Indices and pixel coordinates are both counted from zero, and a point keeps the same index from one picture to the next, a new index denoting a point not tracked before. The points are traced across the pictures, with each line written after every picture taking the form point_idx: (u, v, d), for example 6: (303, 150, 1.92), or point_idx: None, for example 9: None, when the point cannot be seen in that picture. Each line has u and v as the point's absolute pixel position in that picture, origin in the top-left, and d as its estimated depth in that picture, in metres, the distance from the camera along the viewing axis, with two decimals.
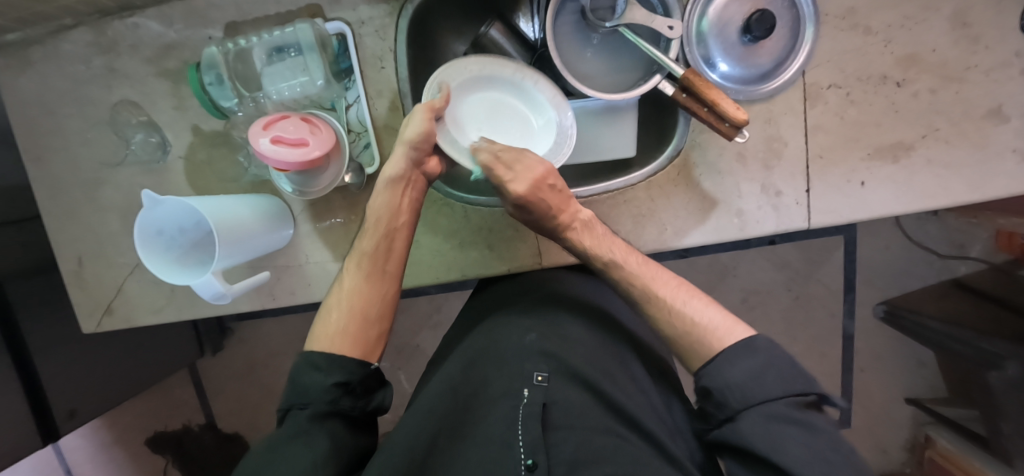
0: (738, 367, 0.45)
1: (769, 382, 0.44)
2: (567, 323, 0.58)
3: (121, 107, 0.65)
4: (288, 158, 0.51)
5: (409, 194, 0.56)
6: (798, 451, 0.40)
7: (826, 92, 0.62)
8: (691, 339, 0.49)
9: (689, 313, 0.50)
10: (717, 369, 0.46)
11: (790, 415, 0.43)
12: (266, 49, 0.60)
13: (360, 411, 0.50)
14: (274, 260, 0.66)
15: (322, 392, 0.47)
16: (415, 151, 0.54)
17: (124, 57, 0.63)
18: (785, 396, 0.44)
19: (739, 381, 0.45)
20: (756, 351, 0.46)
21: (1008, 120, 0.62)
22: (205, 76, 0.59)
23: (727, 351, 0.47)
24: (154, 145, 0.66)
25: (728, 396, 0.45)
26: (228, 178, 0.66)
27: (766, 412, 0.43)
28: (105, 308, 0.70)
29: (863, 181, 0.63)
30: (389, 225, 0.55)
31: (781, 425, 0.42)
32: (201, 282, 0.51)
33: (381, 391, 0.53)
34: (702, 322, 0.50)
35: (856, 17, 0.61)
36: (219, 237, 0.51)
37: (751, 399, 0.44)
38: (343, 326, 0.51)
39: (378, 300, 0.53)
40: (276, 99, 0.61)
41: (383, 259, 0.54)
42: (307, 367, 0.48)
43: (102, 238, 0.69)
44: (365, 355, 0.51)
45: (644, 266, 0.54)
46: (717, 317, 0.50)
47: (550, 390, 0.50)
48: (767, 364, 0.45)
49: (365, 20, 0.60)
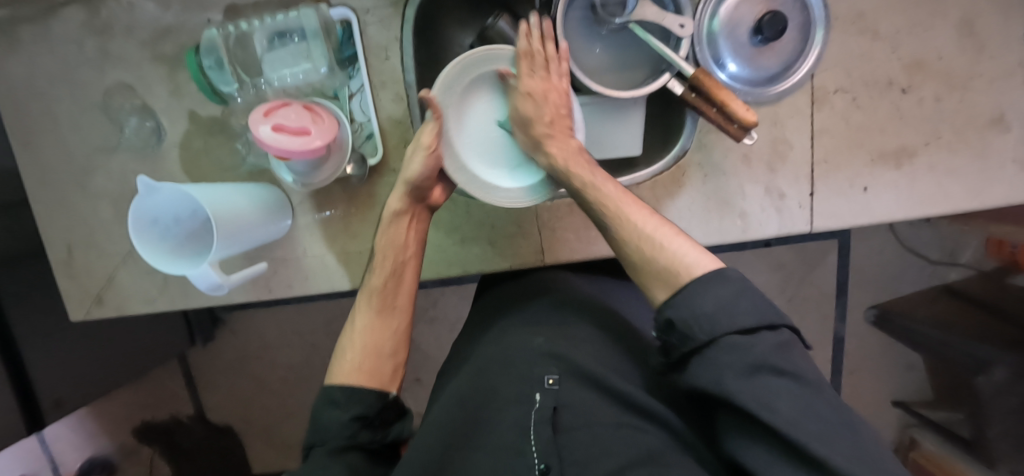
0: (710, 295, 0.40)
1: (740, 313, 0.39)
2: (575, 324, 0.58)
3: (116, 90, 0.63)
4: (289, 146, 0.49)
5: (415, 229, 0.57)
6: (785, 407, 0.36)
7: (833, 97, 0.62)
8: (657, 261, 0.44)
9: (657, 236, 0.45)
10: (686, 298, 0.41)
11: (769, 350, 0.38)
12: (268, 33, 0.58)
13: (379, 444, 0.50)
14: (272, 251, 0.65)
15: (341, 428, 0.48)
16: (415, 188, 0.54)
17: (119, 39, 0.61)
18: (753, 323, 0.39)
19: (710, 309, 0.39)
20: (727, 280, 0.41)
21: (1010, 129, 0.62)
22: (205, 59, 0.58)
23: (695, 279, 0.41)
24: (149, 130, 0.64)
25: (697, 330, 0.40)
26: (226, 167, 0.64)
27: (746, 357, 0.38)
28: (96, 296, 0.68)
29: (865, 186, 0.63)
30: (396, 261, 0.55)
31: (763, 371, 0.37)
32: (197, 272, 0.49)
33: (399, 422, 0.53)
34: (671, 248, 0.44)
35: (865, 22, 0.61)
36: (216, 227, 0.49)
37: (723, 330, 0.39)
38: (358, 362, 0.52)
39: (390, 335, 0.54)
40: (277, 85, 0.59)
41: (393, 293, 0.55)
42: (325, 404, 0.49)
43: (93, 225, 0.67)
44: (383, 387, 0.51)
45: (621, 193, 0.49)
46: (688, 248, 0.44)
47: (561, 393, 0.50)
48: (738, 290, 0.40)
49: (370, 8, 0.59)
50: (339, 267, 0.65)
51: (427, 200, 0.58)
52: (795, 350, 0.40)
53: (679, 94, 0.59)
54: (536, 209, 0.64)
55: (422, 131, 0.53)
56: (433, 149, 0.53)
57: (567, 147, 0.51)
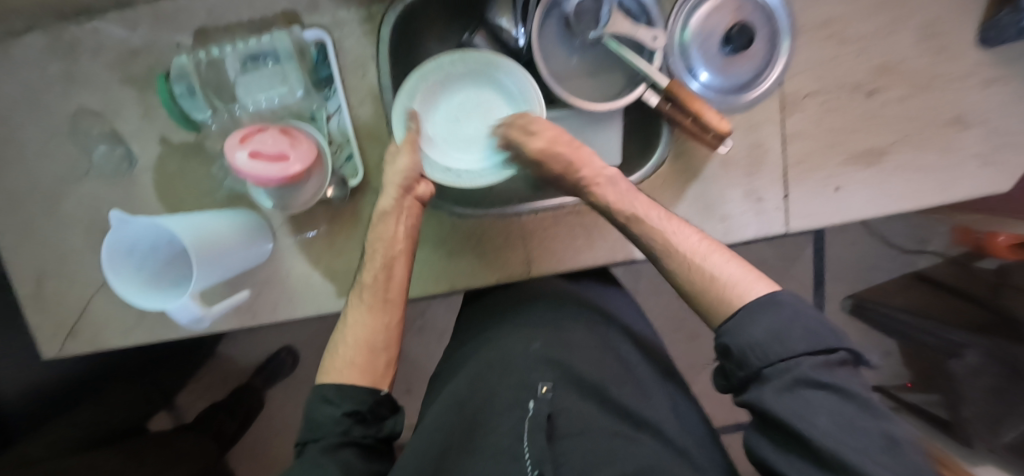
0: (758, 323, 0.44)
1: (795, 337, 0.42)
2: (571, 329, 0.59)
3: (83, 116, 0.61)
4: (265, 173, 0.50)
5: (407, 222, 0.55)
6: (821, 418, 0.39)
7: (804, 101, 0.64)
8: (715, 291, 0.48)
9: (710, 268, 0.50)
10: (738, 326, 0.45)
11: (817, 378, 0.40)
12: (240, 57, 0.57)
13: (373, 439, 0.50)
14: (253, 275, 0.63)
15: (334, 424, 0.48)
16: (407, 179, 0.54)
17: (84, 63, 0.59)
18: (805, 347, 0.42)
19: (766, 338, 0.43)
20: (780, 304, 0.45)
21: (971, 127, 0.65)
22: (176, 87, 0.56)
23: (752, 303, 0.46)
24: (119, 156, 0.62)
25: (750, 356, 0.43)
26: (202, 192, 0.63)
27: (783, 378, 0.41)
28: (70, 329, 0.66)
29: (839, 186, 0.65)
30: (386, 255, 0.54)
31: (809, 391, 0.40)
32: (177, 306, 0.48)
33: (393, 417, 0.53)
34: (722, 277, 0.49)
35: (831, 29, 0.63)
36: (196, 257, 0.48)
37: (785, 354, 0.42)
38: (351, 358, 0.52)
39: (382, 330, 0.54)
40: (252, 110, 0.58)
41: (384, 288, 0.54)
42: (318, 402, 0.50)
43: (64, 256, 0.65)
44: (375, 384, 0.51)
45: (663, 218, 0.53)
46: (741, 273, 0.49)
47: (555, 399, 0.51)
48: (793, 315, 0.44)
49: (345, 26, 0.58)
50: (323, 288, 0.64)
51: (417, 191, 0.56)
52: (848, 370, 0.42)
53: (656, 105, 0.60)
54: (519, 222, 0.63)
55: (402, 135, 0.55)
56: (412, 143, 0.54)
57: (608, 182, 0.55)
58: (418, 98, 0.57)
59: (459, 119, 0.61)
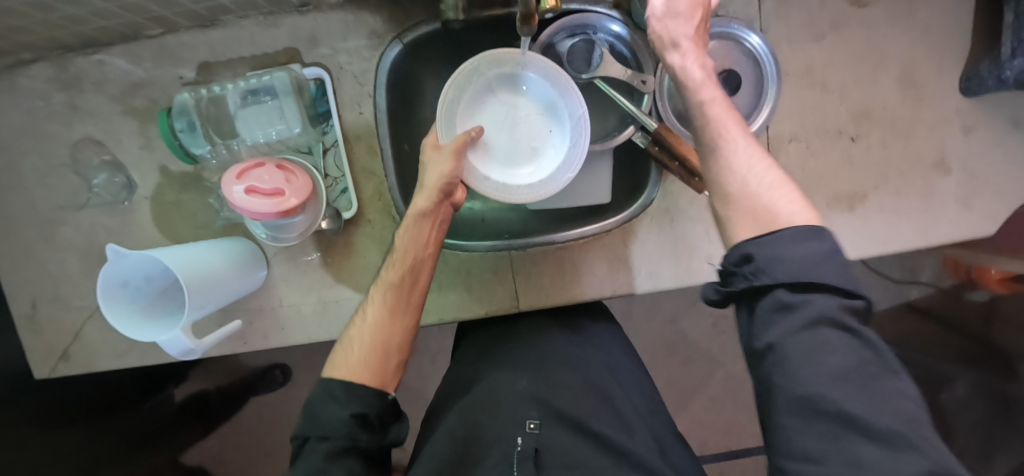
0: (800, 247, 0.38)
1: (831, 270, 0.37)
2: (560, 370, 0.59)
3: (84, 145, 0.62)
4: (261, 209, 0.50)
5: (438, 227, 0.53)
6: (830, 361, 0.35)
7: (788, 145, 0.66)
8: (753, 203, 0.41)
9: (754, 180, 0.42)
10: (773, 242, 0.39)
11: (840, 314, 0.36)
12: (241, 92, 0.59)
13: (377, 446, 0.46)
14: (246, 303, 0.64)
15: (341, 427, 0.44)
16: (448, 184, 0.52)
17: (88, 94, 0.61)
18: (836, 283, 0.36)
19: (805, 259, 0.37)
20: (823, 238, 0.38)
21: (951, 172, 0.66)
22: (177, 122, 0.58)
23: (794, 228, 0.39)
24: (118, 185, 0.63)
25: (778, 270, 0.37)
26: (199, 224, 0.64)
27: (807, 311, 0.36)
28: (62, 352, 0.67)
29: (822, 228, 0.67)
30: (415, 258, 0.51)
31: (825, 329, 0.36)
32: (168, 339, 0.48)
33: (398, 424, 0.49)
34: (767, 191, 0.42)
35: (813, 76, 0.65)
36: (189, 292, 0.49)
37: (810, 285, 0.36)
38: (363, 357, 0.48)
39: (400, 331, 0.50)
40: (250, 144, 0.60)
41: (408, 290, 0.51)
42: (325, 399, 0.46)
43: (60, 280, 0.66)
44: (383, 386, 0.48)
45: (743, 141, 0.44)
46: (789, 198, 0.41)
47: (543, 435, 0.51)
48: (834, 254, 0.38)
49: (343, 64, 0.60)
50: (313, 318, 0.65)
51: (452, 197, 0.54)
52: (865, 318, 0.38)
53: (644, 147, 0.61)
54: (508, 257, 0.65)
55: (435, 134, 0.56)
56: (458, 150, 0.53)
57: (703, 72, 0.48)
58: (466, 93, 0.58)
59: (500, 121, 0.62)
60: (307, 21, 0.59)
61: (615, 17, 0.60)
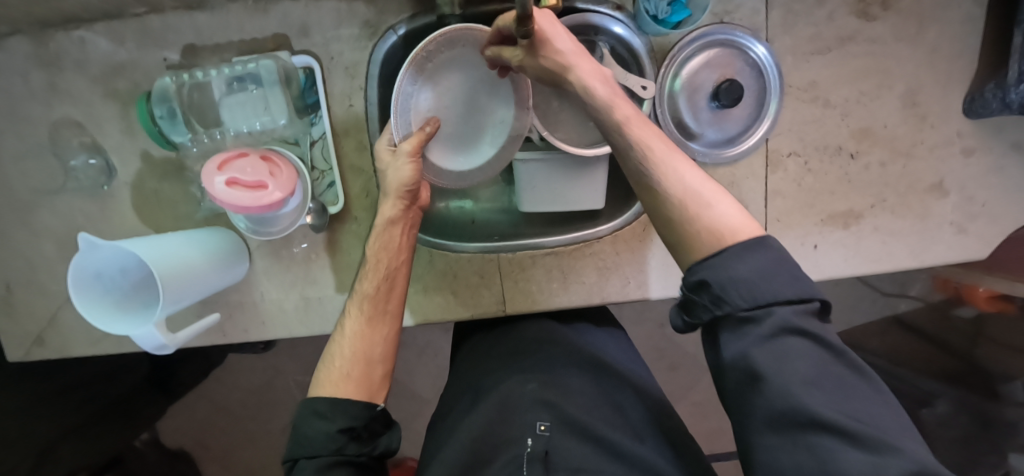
0: (749, 263, 0.37)
1: (782, 283, 0.36)
2: (567, 374, 0.56)
3: (63, 126, 0.60)
4: (245, 203, 0.48)
5: (406, 233, 0.53)
6: (802, 369, 0.35)
7: (787, 160, 0.64)
8: (699, 224, 0.39)
9: (695, 198, 0.40)
10: (723, 263, 0.37)
11: (796, 323, 0.36)
12: (225, 79, 0.57)
13: (367, 457, 0.46)
14: (226, 296, 0.63)
15: (329, 441, 0.44)
16: (408, 192, 0.52)
17: (67, 73, 0.58)
18: (791, 294, 0.36)
19: (753, 280, 0.36)
20: (767, 248, 0.38)
21: (948, 195, 0.66)
22: (156, 109, 0.57)
23: (735, 243, 0.38)
24: (96, 169, 0.61)
25: (734, 296, 0.37)
26: (181, 214, 0.62)
27: (768, 324, 0.36)
28: (37, 337, 0.65)
29: (815, 244, 0.66)
30: (389, 267, 0.51)
31: (787, 341, 0.36)
32: (140, 332, 0.47)
33: (386, 433, 0.48)
34: (705, 207, 0.40)
35: (817, 90, 0.63)
36: (164, 283, 0.47)
37: (761, 301, 0.36)
38: (346, 370, 0.47)
39: (382, 340, 0.49)
40: (233, 135, 0.58)
41: (385, 299, 0.50)
42: (310, 417, 0.45)
43: (36, 265, 0.64)
44: (370, 397, 0.47)
45: (671, 153, 0.42)
46: (728, 210, 0.40)
47: (552, 439, 0.50)
48: (778, 262, 0.37)
49: (335, 55, 0.58)
50: (295, 313, 0.64)
51: (419, 200, 0.54)
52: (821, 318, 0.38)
53: None
54: (497, 260, 0.64)
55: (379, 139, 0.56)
56: (415, 155, 0.52)
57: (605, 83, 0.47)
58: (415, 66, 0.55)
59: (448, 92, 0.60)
60: (297, 7, 0.57)
61: (619, 18, 0.59)
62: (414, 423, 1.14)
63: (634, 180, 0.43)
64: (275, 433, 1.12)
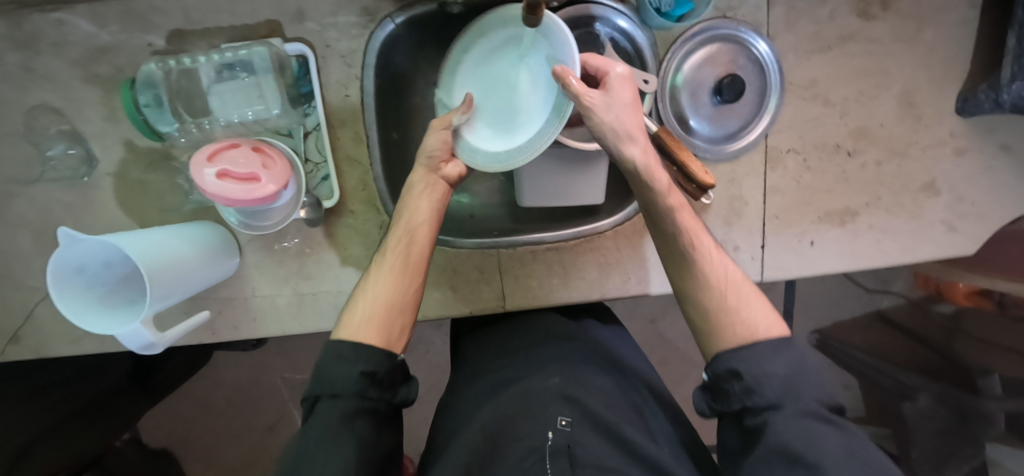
0: (780, 360, 0.42)
1: (807, 382, 0.42)
2: (589, 372, 0.55)
3: (39, 112, 0.57)
4: (236, 195, 0.46)
5: (434, 199, 0.50)
6: (831, 448, 0.39)
7: (786, 157, 0.65)
8: (730, 321, 0.45)
9: (729, 295, 0.46)
10: (756, 358, 0.42)
11: (819, 414, 0.41)
12: (215, 66, 0.55)
13: (384, 405, 0.44)
14: (216, 291, 0.60)
15: (351, 384, 0.42)
16: (430, 158, 0.50)
17: (44, 56, 0.55)
18: (813, 391, 0.42)
19: (784, 375, 0.42)
20: (792, 348, 0.43)
21: (940, 194, 0.67)
22: (141, 96, 0.54)
23: (765, 342, 0.43)
24: (76, 158, 0.58)
25: (767, 388, 0.41)
26: (166, 206, 0.60)
27: (795, 408, 0.41)
28: (12, 335, 0.62)
29: (812, 241, 0.66)
30: (410, 220, 0.48)
31: (812, 423, 0.40)
32: (127, 331, 0.44)
33: (405, 385, 0.46)
34: (736, 305, 0.45)
35: (817, 89, 0.64)
36: (151, 278, 0.45)
37: (790, 394, 0.41)
38: (370, 314, 0.45)
39: (403, 294, 0.46)
40: (224, 124, 0.56)
41: (406, 251, 0.47)
42: (333, 358, 0.42)
43: (10, 259, 0.61)
44: (389, 346, 0.44)
45: (714, 254, 0.47)
46: (757, 311, 0.45)
47: (575, 434, 0.48)
48: (801, 363, 0.43)
49: (331, 43, 0.56)
50: (287, 309, 0.62)
51: (443, 172, 0.51)
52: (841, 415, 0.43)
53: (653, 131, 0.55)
54: (497, 256, 0.63)
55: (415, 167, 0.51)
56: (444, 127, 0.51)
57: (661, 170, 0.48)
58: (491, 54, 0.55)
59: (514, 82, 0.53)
60: None
61: (623, 11, 0.58)
62: (405, 421, 1.13)
63: (675, 266, 0.48)
64: (262, 432, 1.10)
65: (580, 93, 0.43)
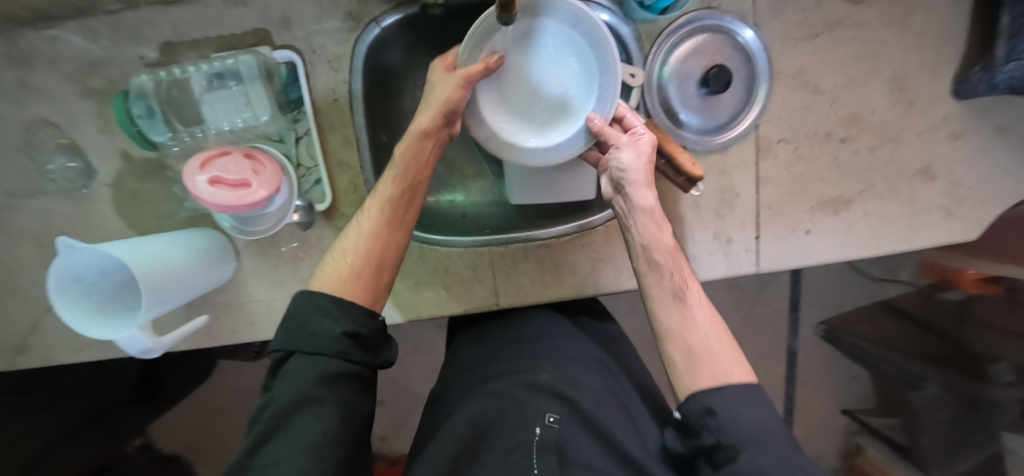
0: (752, 406, 0.42)
1: (775, 428, 0.41)
2: (580, 368, 0.55)
3: (37, 127, 0.58)
4: (227, 202, 0.47)
5: (433, 153, 0.50)
6: None
7: (776, 146, 0.64)
8: (706, 358, 0.44)
9: (708, 336, 0.45)
10: (730, 398, 0.42)
11: (789, 456, 0.40)
12: (206, 75, 0.56)
13: (367, 367, 0.44)
14: (214, 297, 0.62)
15: (332, 343, 0.42)
16: (451, 109, 0.49)
17: (40, 72, 0.57)
18: (782, 436, 0.41)
19: (756, 419, 0.41)
20: (765, 398, 0.43)
21: (936, 179, 0.66)
22: (135, 107, 0.56)
23: (738, 387, 0.42)
24: (75, 171, 0.59)
25: (739, 428, 0.40)
26: (163, 215, 0.61)
27: (763, 448, 0.40)
28: (19, 345, 0.64)
29: (807, 230, 0.66)
30: (415, 175, 0.49)
31: (781, 463, 0.39)
32: (124, 337, 0.46)
33: (387, 346, 0.47)
34: (714, 346, 0.44)
35: (806, 77, 0.63)
36: (147, 284, 0.46)
37: (759, 436, 0.40)
38: (354, 266, 0.45)
39: (395, 249, 0.48)
40: (215, 133, 0.57)
41: (403, 206, 0.49)
42: (316, 313, 0.42)
43: (14, 271, 0.62)
44: (373, 305, 0.46)
45: (698, 297, 0.47)
46: (733, 359, 0.44)
47: (564, 431, 0.48)
48: (773, 414, 0.42)
49: (317, 49, 0.57)
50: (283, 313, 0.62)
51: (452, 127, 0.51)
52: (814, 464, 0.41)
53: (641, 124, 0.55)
54: (489, 253, 0.64)
55: (419, 115, 0.49)
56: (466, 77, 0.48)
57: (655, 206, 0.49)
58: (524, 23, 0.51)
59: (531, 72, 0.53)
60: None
61: (605, 5, 0.58)
62: (409, 422, 1.13)
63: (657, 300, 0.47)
64: None
65: (605, 133, 0.49)
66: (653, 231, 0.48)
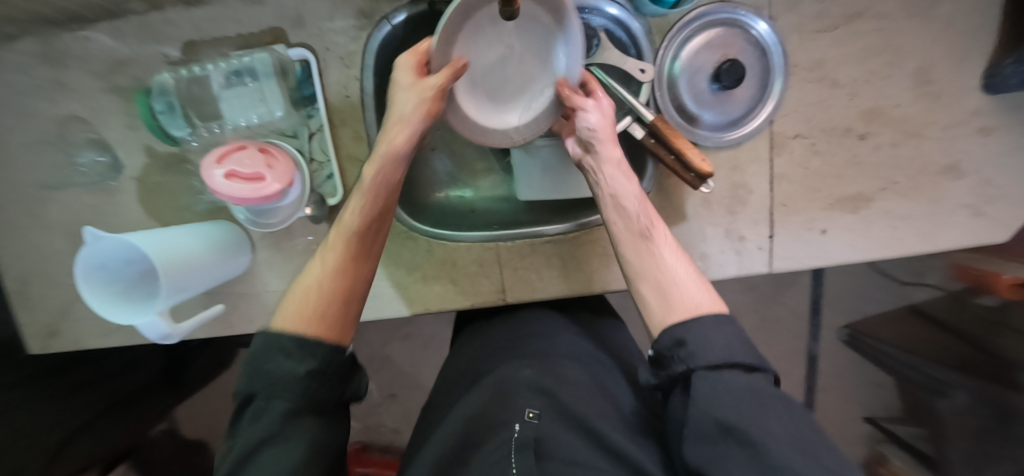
0: (721, 332, 0.42)
1: (743, 352, 0.41)
2: (564, 363, 0.55)
3: (69, 123, 0.61)
4: (242, 194, 0.49)
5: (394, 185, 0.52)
6: (773, 422, 0.37)
7: (792, 142, 0.63)
8: (675, 294, 0.45)
9: (674, 273, 0.46)
10: (701, 327, 0.42)
11: (756, 385, 0.40)
12: (224, 72, 0.58)
13: (333, 404, 0.42)
14: (231, 286, 0.64)
15: (294, 384, 0.40)
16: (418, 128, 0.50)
17: (72, 70, 0.60)
18: (751, 364, 0.41)
19: (722, 341, 0.41)
20: (735, 323, 0.43)
21: (964, 177, 0.63)
22: (156, 103, 0.59)
23: (709, 314, 0.43)
24: (104, 165, 0.62)
25: (706, 354, 0.41)
26: (184, 207, 0.63)
27: (731, 377, 0.40)
28: (53, 329, 0.67)
29: (824, 229, 0.64)
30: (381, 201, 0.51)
31: (749, 393, 0.39)
32: (145, 321, 0.48)
33: (356, 375, 0.45)
34: (680, 279, 0.46)
35: (824, 70, 0.61)
36: (165, 273, 0.48)
37: (726, 360, 0.40)
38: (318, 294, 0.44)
39: (364, 282, 0.49)
40: (232, 128, 0.59)
41: (372, 234, 0.50)
42: (274, 352, 0.40)
43: (49, 260, 0.66)
44: (340, 340, 0.44)
45: (664, 238, 0.49)
46: (700, 291, 0.45)
47: (542, 426, 0.47)
48: (742, 338, 0.42)
49: (330, 46, 0.58)
50: None
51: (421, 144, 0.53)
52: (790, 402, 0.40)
53: (650, 120, 0.55)
54: (496, 249, 0.64)
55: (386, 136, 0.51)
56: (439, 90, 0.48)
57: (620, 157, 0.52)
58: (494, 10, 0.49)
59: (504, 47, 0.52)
60: None
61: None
62: None
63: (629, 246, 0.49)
64: None
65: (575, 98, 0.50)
66: (621, 180, 0.51)
